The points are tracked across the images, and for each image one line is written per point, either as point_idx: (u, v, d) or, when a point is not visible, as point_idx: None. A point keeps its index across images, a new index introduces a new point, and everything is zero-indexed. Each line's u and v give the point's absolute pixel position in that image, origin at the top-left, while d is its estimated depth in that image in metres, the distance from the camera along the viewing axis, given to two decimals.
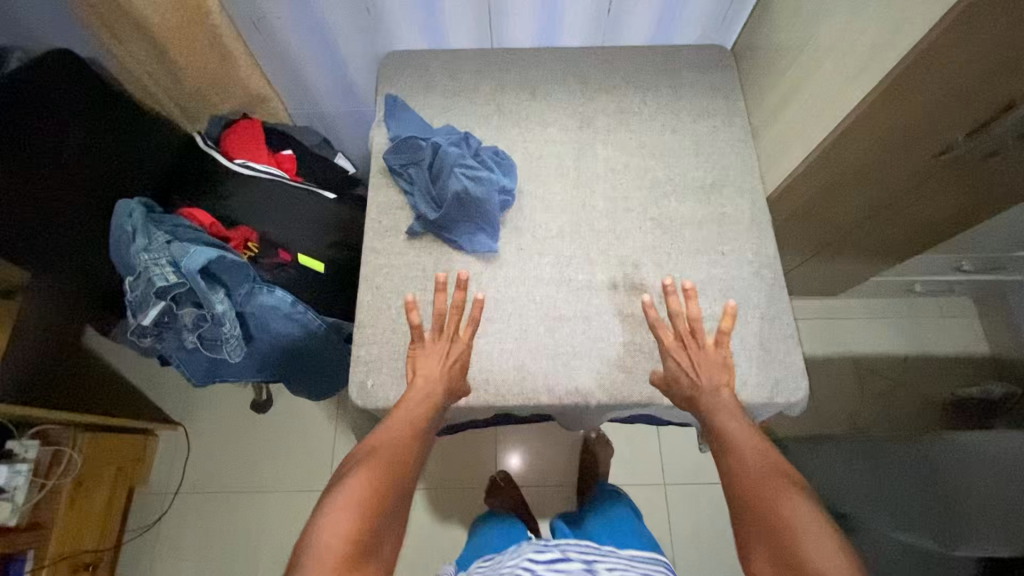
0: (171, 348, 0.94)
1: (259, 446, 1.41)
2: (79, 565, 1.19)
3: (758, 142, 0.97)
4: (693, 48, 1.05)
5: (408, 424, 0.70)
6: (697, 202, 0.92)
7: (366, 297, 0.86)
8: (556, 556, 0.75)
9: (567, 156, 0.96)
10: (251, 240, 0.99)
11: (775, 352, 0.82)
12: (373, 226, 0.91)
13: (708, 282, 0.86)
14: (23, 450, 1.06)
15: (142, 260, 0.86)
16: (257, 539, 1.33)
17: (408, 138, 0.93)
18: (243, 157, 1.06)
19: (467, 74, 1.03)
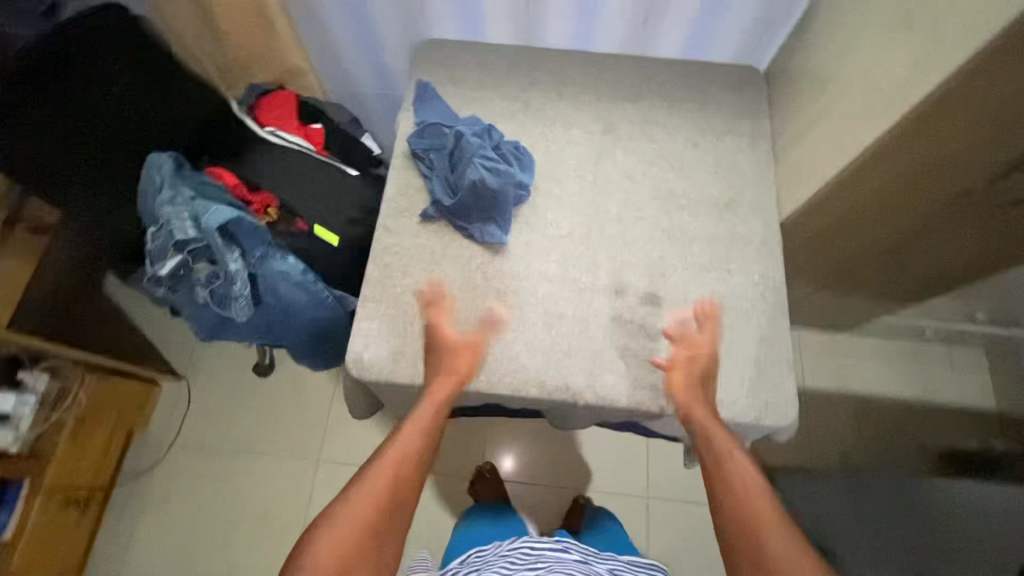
0: (182, 301, 0.96)
1: (256, 408, 1.45)
2: (71, 500, 1.22)
3: (778, 166, 0.97)
4: (725, 66, 1.05)
5: (401, 453, 0.72)
6: (710, 219, 0.92)
7: (374, 272, 0.88)
8: (556, 546, 0.89)
9: (587, 159, 0.97)
10: (271, 206, 1.02)
11: (769, 375, 0.82)
12: (390, 205, 0.93)
13: (709, 298, 0.87)
14: (33, 381, 1.11)
15: (166, 211, 0.89)
16: (244, 497, 1.37)
17: (435, 125, 0.95)
18: (274, 126, 1.09)
19: (499, 68, 1.05)
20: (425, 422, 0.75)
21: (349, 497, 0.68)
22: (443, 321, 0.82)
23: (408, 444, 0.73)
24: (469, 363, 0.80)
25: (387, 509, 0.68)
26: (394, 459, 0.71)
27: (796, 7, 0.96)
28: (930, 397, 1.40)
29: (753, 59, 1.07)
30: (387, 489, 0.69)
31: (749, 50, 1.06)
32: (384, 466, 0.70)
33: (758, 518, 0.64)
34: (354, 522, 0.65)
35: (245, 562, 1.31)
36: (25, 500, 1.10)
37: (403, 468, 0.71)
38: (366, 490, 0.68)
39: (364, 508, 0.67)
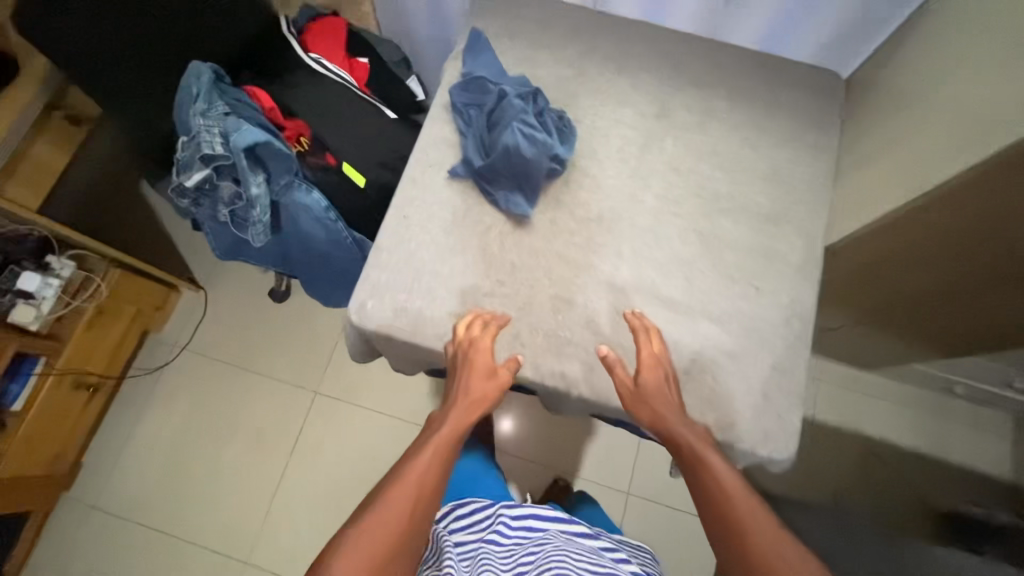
0: (204, 216, 0.96)
1: (266, 330, 1.48)
2: (82, 384, 1.28)
3: (838, 185, 0.89)
4: (802, 67, 0.96)
5: (420, 475, 0.68)
6: (750, 229, 0.87)
7: (391, 222, 0.86)
8: (565, 516, 0.92)
9: (632, 143, 0.91)
10: (303, 135, 0.99)
11: (774, 404, 0.78)
12: (421, 155, 0.90)
13: (730, 313, 0.82)
14: (59, 267, 1.15)
15: (197, 123, 0.87)
16: (242, 411, 1.42)
17: (480, 80, 0.91)
18: (319, 53, 1.05)
19: (560, 29, 0.98)
20: (444, 450, 0.71)
21: (359, 527, 0.62)
22: (479, 340, 0.78)
23: (426, 469, 0.68)
24: (493, 389, 0.76)
25: (403, 540, 0.62)
26: (411, 484, 0.66)
27: (899, 13, 0.85)
28: (944, 454, 1.33)
29: (837, 64, 0.96)
30: (404, 518, 0.63)
31: (834, 52, 0.95)
32: (400, 492, 0.65)
33: (740, 517, 0.63)
34: (367, 554, 0.60)
35: (234, 474, 1.37)
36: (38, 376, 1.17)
37: (420, 495, 0.66)
38: (379, 519, 0.63)
39: (380, 537, 0.61)
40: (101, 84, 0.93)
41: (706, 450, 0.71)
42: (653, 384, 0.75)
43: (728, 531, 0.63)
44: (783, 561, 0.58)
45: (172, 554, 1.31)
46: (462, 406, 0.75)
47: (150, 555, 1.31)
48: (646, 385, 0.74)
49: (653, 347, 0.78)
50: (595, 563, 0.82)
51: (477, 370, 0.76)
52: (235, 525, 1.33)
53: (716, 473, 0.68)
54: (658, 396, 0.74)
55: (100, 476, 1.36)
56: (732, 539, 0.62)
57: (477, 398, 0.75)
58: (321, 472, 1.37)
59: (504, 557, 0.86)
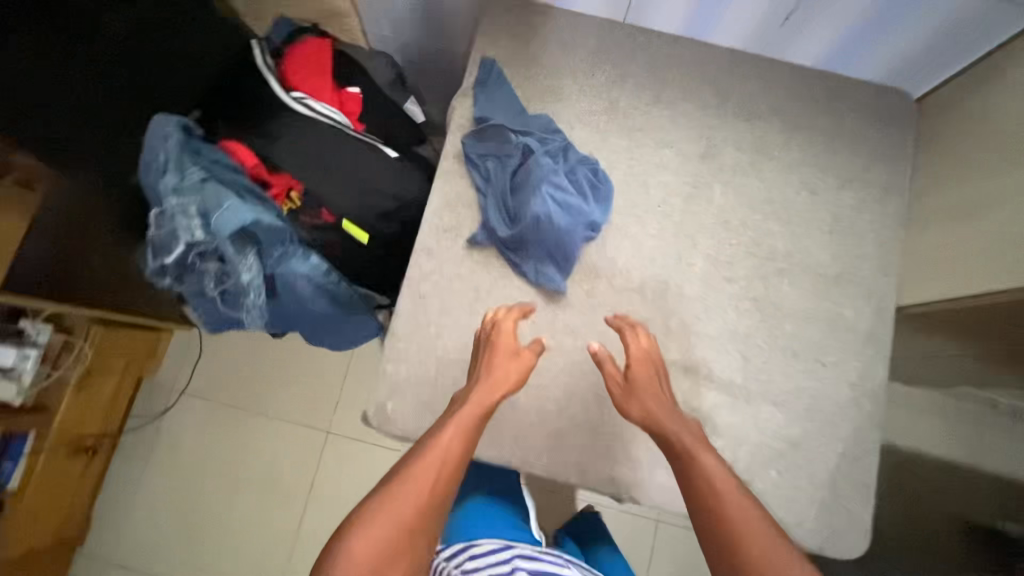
0: (191, 292, 0.85)
1: (269, 368, 1.39)
2: (80, 448, 1.21)
3: (911, 234, 0.78)
4: (869, 87, 0.83)
5: (445, 451, 0.59)
6: (812, 294, 0.77)
7: (407, 306, 0.76)
8: None
9: (675, 193, 0.79)
10: (294, 189, 0.85)
11: (842, 498, 0.72)
12: (434, 222, 0.78)
13: (793, 395, 0.74)
14: (34, 332, 1.03)
15: (170, 202, 0.75)
16: (252, 456, 1.35)
17: (501, 127, 0.78)
18: (303, 88, 0.89)
19: (585, 51, 0.83)
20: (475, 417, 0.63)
21: (383, 504, 0.55)
22: (500, 323, 0.70)
23: (454, 443, 0.60)
24: (525, 363, 0.67)
25: (427, 520, 0.55)
26: (436, 460, 0.58)
27: (988, 42, 0.69)
28: None
29: (907, 85, 0.82)
30: (429, 495, 0.56)
31: (908, 74, 0.79)
32: (424, 469, 0.57)
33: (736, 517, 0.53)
34: (390, 534, 0.53)
35: (249, 522, 1.32)
36: (29, 453, 1.09)
37: (445, 470, 0.58)
38: (400, 494, 0.55)
39: (403, 518, 0.54)
40: (66, 142, 0.78)
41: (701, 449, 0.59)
42: (643, 379, 0.66)
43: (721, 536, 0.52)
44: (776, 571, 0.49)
45: None
46: (489, 381, 0.66)
47: None
48: (636, 379, 0.66)
49: (637, 342, 0.69)
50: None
51: (504, 350, 0.68)
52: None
53: (712, 467, 0.57)
54: (648, 389, 0.65)
55: (111, 532, 1.31)
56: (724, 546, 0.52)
57: (507, 376, 0.66)
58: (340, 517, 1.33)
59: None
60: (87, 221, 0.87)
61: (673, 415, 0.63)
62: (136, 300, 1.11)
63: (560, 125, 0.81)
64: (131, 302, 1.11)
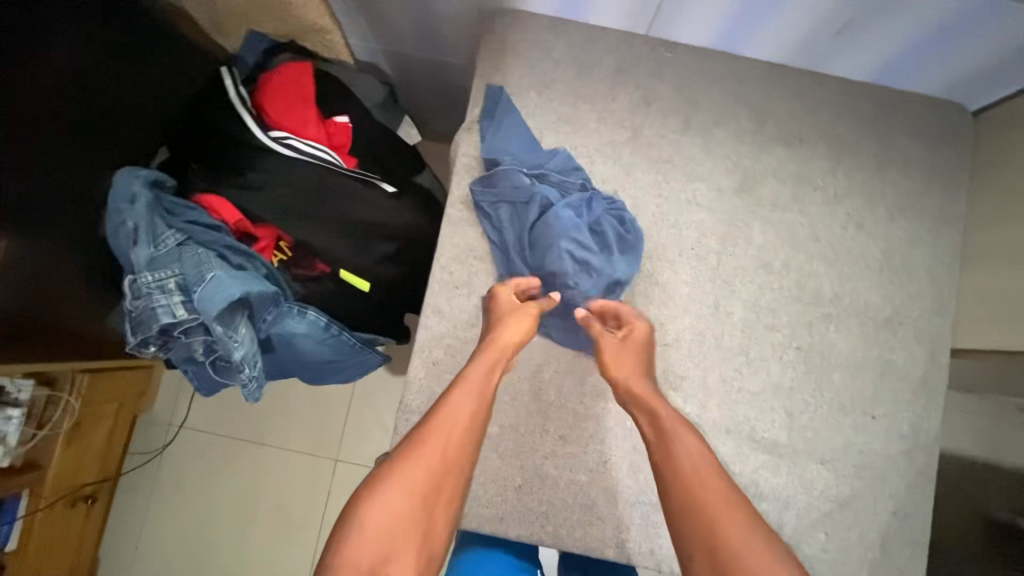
0: (179, 358, 0.77)
1: (270, 396, 1.33)
2: (76, 498, 1.15)
3: (968, 268, 0.72)
4: (919, 103, 0.74)
5: (454, 422, 0.56)
6: (861, 340, 0.70)
7: (419, 373, 0.69)
8: None
9: (710, 233, 0.71)
10: (283, 239, 0.77)
11: (896, 559, 0.67)
12: (443, 276, 0.70)
13: (842, 451, 0.68)
14: (16, 390, 0.96)
15: (144, 279, 0.66)
16: (258, 488, 1.31)
17: (515, 172, 0.69)
18: (285, 122, 0.79)
19: (604, 73, 0.74)
20: (485, 380, 0.60)
21: (395, 473, 0.51)
22: (498, 292, 0.67)
23: (467, 410, 0.57)
24: (525, 328, 0.64)
25: (441, 489, 0.53)
26: (445, 431, 0.55)
27: None
28: None
29: (961, 98, 0.74)
30: (441, 463, 0.54)
31: (965, 89, 0.72)
32: (434, 439, 0.54)
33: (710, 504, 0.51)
34: (403, 503, 0.50)
35: (260, 554, 1.28)
36: (24, 514, 1.02)
37: (453, 443, 0.55)
38: (409, 470, 0.52)
39: (416, 484, 0.51)
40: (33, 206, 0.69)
41: (682, 432, 0.58)
42: (627, 352, 0.65)
43: (695, 520, 0.50)
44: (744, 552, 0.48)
45: None
46: (495, 346, 0.62)
47: None
48: (620, 353, 0.65)
49: (625, 313, 0.67)
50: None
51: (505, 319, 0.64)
52: None
53: (687, 448, 0.56)
54: (631, 362, 0.64)
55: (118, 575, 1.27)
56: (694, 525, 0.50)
57: (509, 341, 0.63)
58: None
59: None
60: (59, 283, 0.77)
61: (655, 394, 0.62)
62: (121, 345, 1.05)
63: (579, 160, 0.73)
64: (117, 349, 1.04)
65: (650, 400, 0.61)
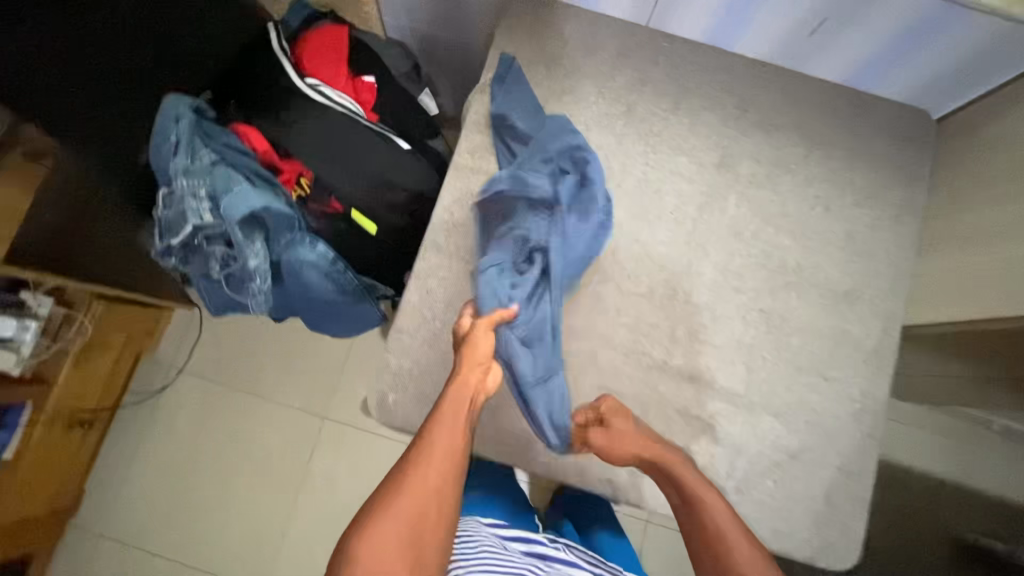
0: (196, 273, 0.84)
1: (268, 350, 1.39)
2: (76, 421, 1.20)
3: (923, 254, 0.78)
4: (888, 106, 0.82)
5: (436, 449, 0.61)
6: (821, 309, 0.77)
7: (413, 298, 0.76)
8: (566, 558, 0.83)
9: (689, 201, 0.79)
10: (304, 176, 0.85)
11: (838, 511, 0.72)
12: (444, 216, 0.78)
13: (795, 407, 0.74)
14: (35, 304, 1.04)
15: (180, 184, 0.75)
16: (248, 437, 1.36)
17: (516, 146, 0.79)
18: (318, 74, 0.88)
19: (606, 54, 0.83)
20: (460, 410, 0.64)
21: (380, 511, 0.57)
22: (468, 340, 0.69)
23: (445, 435, 0.62)
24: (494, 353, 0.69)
25: (426, 518, 0.58)
26: (427, 460, 0.61)
27: (1011, 70, 0.70)
28: (999, 496, 1.24)
29: (928, 105, 0.82)
30: (424, 494, 0.59)
31: (929, 94, 0.79)
32: (418, 470, 0.60)
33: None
34: (394, 536, 0.56)
35: (240, 503, 1.33)
36: (25, 424, 1.08)
37: (436, 468, 0.60)
38: (397, 506, 0.58)
39: (402, 518, 0.57)
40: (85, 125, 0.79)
41: (706, 492, 0.64)
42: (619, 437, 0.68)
43: None
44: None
45: None
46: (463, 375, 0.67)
47: None
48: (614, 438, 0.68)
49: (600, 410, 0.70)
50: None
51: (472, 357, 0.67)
52: (248, 555, 1.31)
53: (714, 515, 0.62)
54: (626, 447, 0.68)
55: (104, 504, 1.32)
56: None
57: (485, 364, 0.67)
58: (333, 504, 1.33)
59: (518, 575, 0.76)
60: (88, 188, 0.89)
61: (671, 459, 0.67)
62: (137, 272, 1.12)
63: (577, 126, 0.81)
64: (131, 276, 1.11)
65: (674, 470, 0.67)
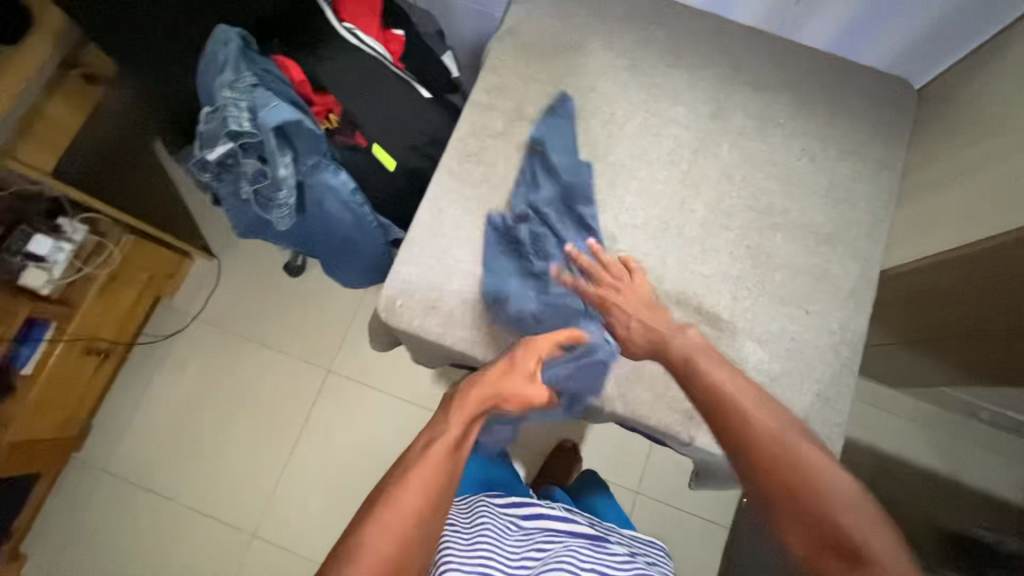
0: (227, 191, 0.91)
1: (279, 304, 1.44)
2: (92, 349, 1.25)
3: (900, 206, 0.84)
4: (872, 73, 0.89)
5: (441, 450, 0.63)
6: (804, 249, 0.82)
7: (426, 216, 0.82)
8: (566, 516, 0.87)
9: (684, 146, 0.86)
10: (333, 112, 0.93)
11: (815, 435, 0.76)
12: (459, 145, 0.85)
13: (777, 335, 0.79)
14: (71, 230, 1.12)
15: (224, 95, 0.82)
16: (253, 383, 1.40)
17: (543, 175, 0.84)
18: (352, 21, 0.96)
19: (614, 15, 0.91)
20: (466, 414, 0.69)
21: (384, 504, 0.57)
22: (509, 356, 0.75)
23: (448, 438, 0.65)
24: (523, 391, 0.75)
25: (422, 524, 0.57)
26: (432, 458, 0.62)
27: (989, 28, 0.76)
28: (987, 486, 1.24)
29: (908, 74, 0.89)
30: (413, 522, 0.56)
31: (909, 61, 0.87)
32: (424, 462, 0.62)
33: (772, 446, 0.56)
34: (394, 530, 0.55)
35: (241, 448, 1.36)
36: (48, 341, 1.13)
37: (439, 469, 0.62)
38: (401, 500, 0.57)
39: (404, 511, 0.57)
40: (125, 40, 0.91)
41: (703, 357, 0.67)
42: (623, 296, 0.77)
43: (734, 423, 0.59)
44: (794, 458, 0.55)
45: (179, 522, 1.32)
46: (465, 405, 0.70)
47: (161, 525, 1.31)
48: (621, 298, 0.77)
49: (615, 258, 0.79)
50: (614, 566, 0.79)
51: (478, 390, 0.71)
52: (244, 500, 1.33)
53: (711, 371, 0.65)
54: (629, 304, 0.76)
55: (109, 439, 1.36)
56: (772, 470, 0.55)
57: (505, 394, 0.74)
58: (331, 454, 1.36)
59: (514, 540, 0.80)
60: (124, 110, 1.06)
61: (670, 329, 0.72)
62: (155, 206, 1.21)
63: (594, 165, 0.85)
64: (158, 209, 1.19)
65: (677, 340, 0.70)
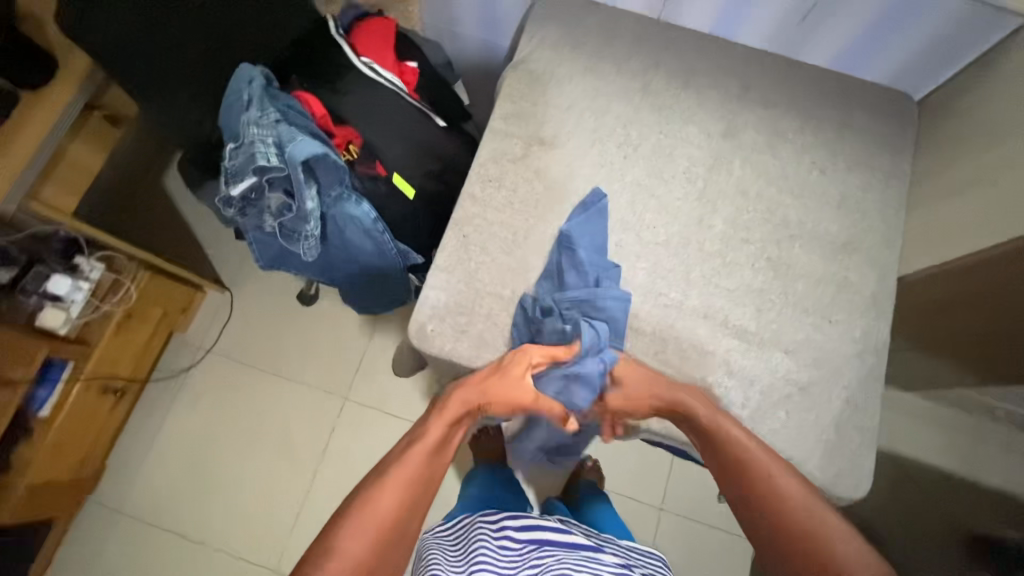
0: (251, 225, 0.93)
1: (292, 333, 1.44)
2: (109, 388, 1.24)
3: (910, 214, 0.87)
4: (874, 88, 0.93)
5: (420, 458, 0.66)
6: (822, 259, 0.84)
7: (451, 242, 0.83)
8: (561, 527, 0.84)
9: (699, 163, 0.88)
10: (353, 142, 0.94)
11: (846, 442, 0.77)
12: (480, 171, 0.87)
13: (803, 344, 0.80)
14: (88, 269, 1.13)
15: (250, 132, 0.84)
16: (268, 415, 1.39)
17: (570, 271, 0.80)
18: (369, 55, 0.98)
19: (623, 41, 0.95)
20: (448, 415, 0.72)
21: (361, 504, 0.61)
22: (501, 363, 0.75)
23: (428, 441, 0.69)
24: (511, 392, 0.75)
25: (397, 528, 0.61)
26: (410, 465, 0.65)
27: (987, 42, 0.80)
28: None
29: (909, 88, 0.93)
30: (387, 524, 0.60)
31: (908, 77, 0.91)
32: (401, 468, 0.65)
33: (803, 521, 0.61)
34: (369, 531, 0.59)
35: (258, 482, 1.35)
36: (65, 381, 1.12)
37: (417, 475, 0.65)
38: (378, 504, 0.61)
39: (378, 514, 0.60)
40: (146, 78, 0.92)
41: (730, 424, 0.69)
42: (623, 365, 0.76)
43: (765, 506, 0.63)
44: (822, 537, 0.60)
45: (197, 559, 1.29)
46: (446, 412, 0.72)
47: (178, 565, 1.29)
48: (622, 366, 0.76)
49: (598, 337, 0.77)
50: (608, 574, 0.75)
51: (461, 395, 0.73)
52: (262, 534, 1.31)
53: (736, 433, 0.69)
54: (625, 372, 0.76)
55: (125, 478, 1.34)
56: (795, 536, 0.61)
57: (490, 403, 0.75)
58: (350, 483, 1.35)
59: (507, 563, 0.78)
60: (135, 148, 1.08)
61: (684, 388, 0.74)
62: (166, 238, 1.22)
63: (615, 206, 0.86)
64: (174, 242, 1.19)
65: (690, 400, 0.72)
